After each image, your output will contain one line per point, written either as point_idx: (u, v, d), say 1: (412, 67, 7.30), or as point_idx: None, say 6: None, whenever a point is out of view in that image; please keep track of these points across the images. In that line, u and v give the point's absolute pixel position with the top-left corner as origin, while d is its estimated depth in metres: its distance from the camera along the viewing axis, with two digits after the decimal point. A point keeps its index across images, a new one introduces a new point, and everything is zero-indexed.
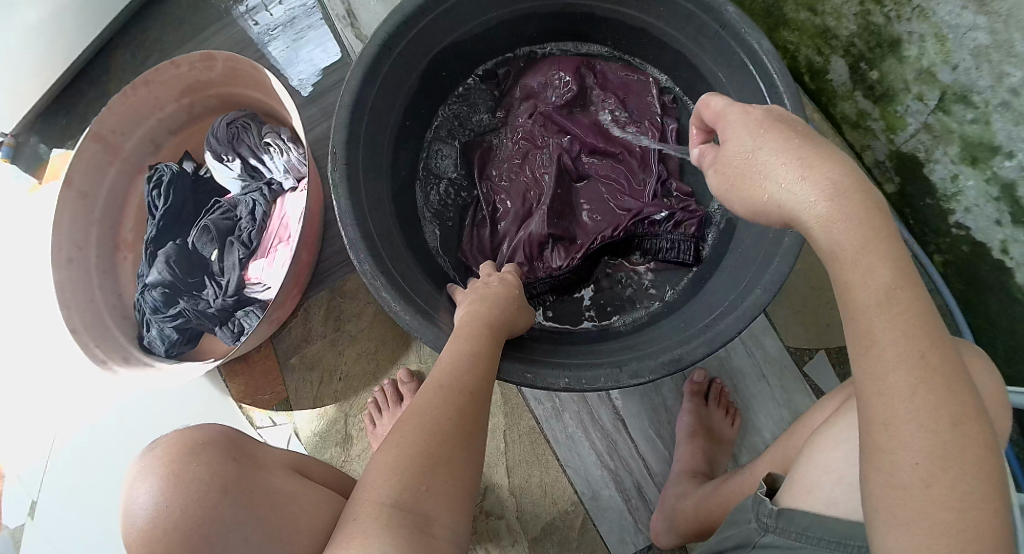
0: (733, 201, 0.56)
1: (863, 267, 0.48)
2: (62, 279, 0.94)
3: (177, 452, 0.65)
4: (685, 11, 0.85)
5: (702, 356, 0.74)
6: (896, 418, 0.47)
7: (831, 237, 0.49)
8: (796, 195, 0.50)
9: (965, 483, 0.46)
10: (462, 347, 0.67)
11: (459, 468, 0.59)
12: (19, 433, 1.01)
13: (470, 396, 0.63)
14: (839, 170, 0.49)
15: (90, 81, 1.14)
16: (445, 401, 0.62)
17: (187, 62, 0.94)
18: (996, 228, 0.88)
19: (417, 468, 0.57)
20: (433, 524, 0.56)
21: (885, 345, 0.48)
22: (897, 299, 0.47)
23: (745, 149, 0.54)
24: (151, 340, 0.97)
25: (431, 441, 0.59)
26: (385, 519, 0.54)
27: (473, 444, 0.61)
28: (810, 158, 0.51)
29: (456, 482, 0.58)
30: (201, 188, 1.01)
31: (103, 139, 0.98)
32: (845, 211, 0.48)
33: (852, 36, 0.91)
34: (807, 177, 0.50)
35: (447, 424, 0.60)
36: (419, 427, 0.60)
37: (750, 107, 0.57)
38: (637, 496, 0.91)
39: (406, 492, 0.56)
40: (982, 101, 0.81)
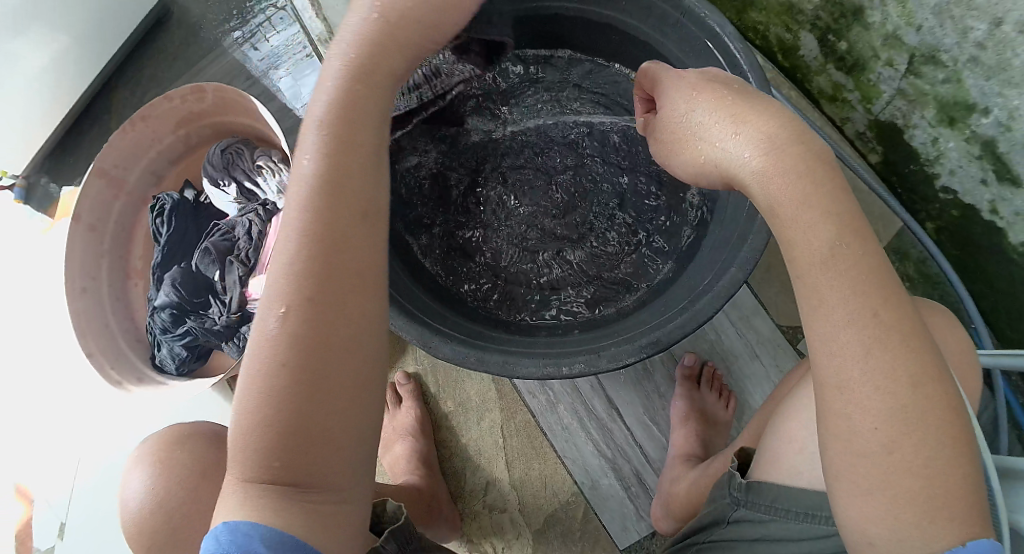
0: (678, 163, 0.58)
1: (806, 224, 0.48)
2: (77, 309, 1.01)
3: (166, 444, 0.72)
4: (647, 3, 0.87)
5: (680, 337, 0.74)
6: (850, 378, 0.47)
7: (771, 197, 0.50)
8: (731, 151, 0.51)
9: (929, 450, 0.46)
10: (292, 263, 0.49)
11: (331, 416, 0.48)
12: (49, 458, 1.08)
13: (326, 319, 0.48)
14: (774, 124, 0.50)
15: (95, 121, 1.21)
16: (288, 333, 0.47)
17: (179, 95, 1.01)
18: (983, 188, 0.86)
19: (274, 431, 0.47)
20: (314, 493, 0.48)
21: (825, 297, 0.48)
22: (838, 258, 0.48)
23: (679, 114, 0.57)
24: (162, 359, 1.02)
25: (284, 391, 0.47)
26: (265, 494, 0.47)
27: (344, 380, 0.49)
28: (743, 114, 0.52)
29: (334, 431, 0.48)
30: (202, 213, 1.07)
31: (106, 173, 1.04)
32: (780, 163, 0.49)
33: (816, 10, 0.91)
34: (741, 133, 0.51)
35: (298, 365, 0.47)
36: (282, 386, 0.47)
37: (687, 73, 0.60)
38: (637, 483, 0.92)
39: (280, 466, 0.47)
40: (951, 60, 0.80)
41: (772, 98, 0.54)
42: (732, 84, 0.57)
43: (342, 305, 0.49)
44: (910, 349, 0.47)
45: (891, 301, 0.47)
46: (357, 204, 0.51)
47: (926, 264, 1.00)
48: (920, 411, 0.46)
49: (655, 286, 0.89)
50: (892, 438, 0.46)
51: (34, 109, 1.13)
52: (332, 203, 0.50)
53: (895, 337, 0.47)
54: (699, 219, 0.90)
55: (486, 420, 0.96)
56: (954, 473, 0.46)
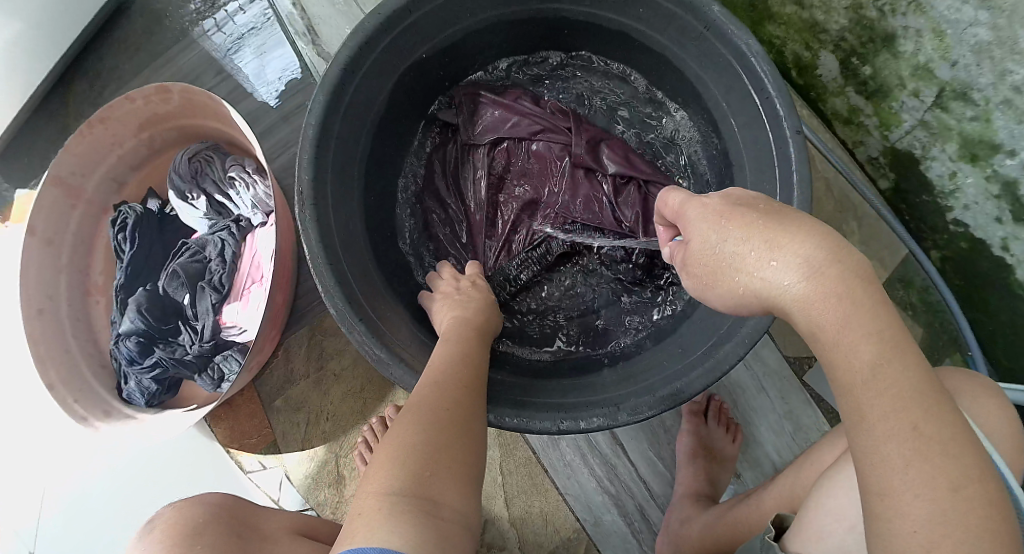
0: (714, 294, 0.54)
1: (848, 343, 0.45)
2: (33, 333, 0.90)
3: (178, 535, 0.65)
4: (667, 11, 0.80)
5: (702, 388, 0.70)
6: (892, 487, 0.44)
7: (811, 320, 0.47)
8: (771, 280, 0.48)
9: (971, 545, 0.42)
10: (453, 347, 0.67)
11: (464, 445, 0.57)
12: (9, 487, 0.98)
13: (467, 376, 0.63)
14: (809, 244, 0.47)
15: (47, 114, 1.08)
16: (438, 381, 0.61)
17: (141, 96, 0.89)
18: (997, 225, 0.84)
19: (422, 451, 0.55)
20: (442, 510, 0.52)
21: (866, 416, 0.45)
22: (884, 374, 0.44)
23: (709, 245, 0.53)
24: (130, 393, 0.93)
25: (433, 419, 0.57)
26: (389, 508, 0.51)
27: (473, 423, 0.59)
28: (777, 239, 0.48)
29: (465, 463, 0.56)
30: (168, 225, 0.97)
31: (63, 182, 0.93)
32: (825, 291, 0.45)
33: (842, 31, 0.86)
34: (779, 260, 0.47)
35: (444, 404, 0.59)
36: (421, 416, 0.58)
37: (707, 195, 0.56)
38: (640, 519, 0.90)
39: (410, 481, 0.53)
40: (982, 99, 0.76)
41: (796, 212, 0.50)
42: (756, 199, 0.53)
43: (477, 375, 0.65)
44: (973, 462, 0.44)
45: (929, 410, 0.44)
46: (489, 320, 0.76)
47: (928, 292, 0.98)
48: (957, 508, 0.43)
49: (664, 320, 0.87)
50: (936, 537, 0.42)
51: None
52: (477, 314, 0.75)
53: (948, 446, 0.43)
54: None
55: None
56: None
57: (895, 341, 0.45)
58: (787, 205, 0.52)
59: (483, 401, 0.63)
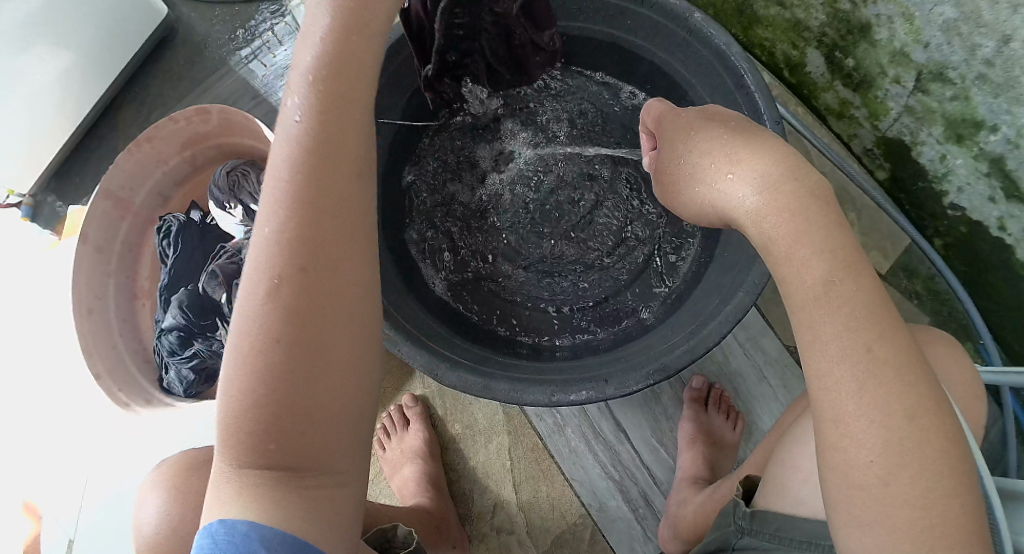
0: (681, 203, 0.62)
1: (799, 261, 0.50)
2: (83, 330, 1.00)
3: (178, 472, 0.77)
4: (654, 22, 0.86)
5: (688, 362, 0.74)
6: (847, 416, 0.48)
7: (761, 231, 0.52)
8: (731, 194, 0.54)
9: (928, 479, 0.47)
10: (301, 229, 0.49)
11: (320, 388, 0.49)
12: (56, 479, 1.08)
13: (303, 290, 0.48)
14: (770, 162, 0.52)
15: (100, 139, 1.22)
16: (271, 307, 0.48)
17: (184, 116, 1.02)
18: (991, 204, 0.86)
19: (262, 417, 0.48)
20: (306, 472, 0.49)
21: (817, 332, 0.49)
22: (837, 291, 0.49)
23: (677, 153, 0.62)
24: (171, 382, 1.03)
25: (269, 373, 0.48)
26: (251, 474, 0.48)
27: (337, 351, 0.50)
28: (741, 155, 0.54)
29: (323, 410, 0.49)
30: (209, 235, 1.06)
31: (113, 196, 1.04)
32: (777, 206, 0.51)
33: (823, 26, 0.90)
34: (738, 172, 0.53)
35: (282, 344, 0.48)
36: (263, 362, 0.48)
37: (682, 111, 0.66)
38: (645, 504, 0.92)
39: (263, 442, 0.48)
40: (959, 77, 0.80)
41: (769, 138, 0.56)
42: (729, 120, 0.61)
43: (320, 265, 0.49)
44: (905, 392, 0.47)
45: (885, 336, 0.48)
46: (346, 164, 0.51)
47: (934, 281, 0.98)
48: (912, 436, 0.47)
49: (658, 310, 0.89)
50: (890, 467, 0.47)
51: (41, 118, 1.11)
52: (325, 159, 0.50)
53: (885, 372, 0.48)
54: (701, 244, 0.90)
55: (493, 443, 0.96)
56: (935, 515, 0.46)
57: (848, 262, 0.49)
58: (766, 130, 0.58)
59: (344, 307, 0.50)
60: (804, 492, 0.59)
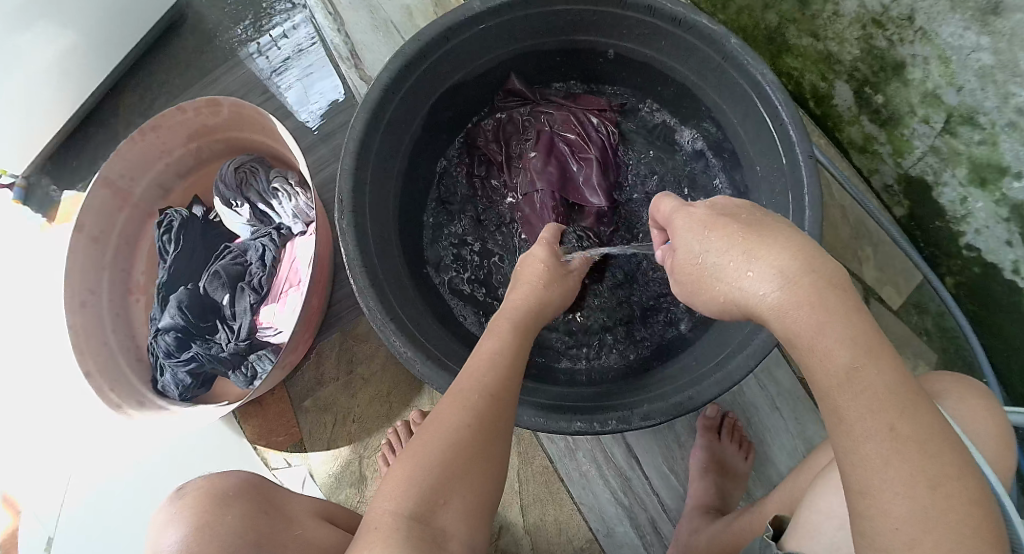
0: (700, 301, 0.59)
1: (823, 353, 0.48)
2: (75, 323, 0.96)
3: (209, 502, 0.73)
4: (687, 43, 0.83)
5: (712, 397, 0.72)
6: (871, 489, 0.45)
7: (784, 326, 0.50)
8: (753, 289, 0.51)
9: (950, 543, 0.43)
10: (493, 349, 0.64)
11: (479, 472, 0.57)
12: (39, 473, 1.04)
13: (502, 394, 0.61)
14: (785, 255, 0.50)
15: (101, 125, 1.19)
16: (468, 402, 0.60)
17: (194, 108, 0.96)
18: (1007, 248, 0.87)
19: (436, 479, 0.56)
20: (448, 538, 0.54)
21: (845, 418, 0.47)
22: (859, 378, 0.46)
23: (692, 252, 0.57)
24: (166, 385, 0.99)
25: (455, 445, 0.58)
26: (401, 531, 0.53)
27: (497, 444, 0.59)
28: (756, 247, 0.52)
29: (481, 490, 0.58)
30: (210, 231, 1.03)
31: (112, 184, 1.00)
32: (798, 300, 0.49)
33: (856, 60, 0.91)
34: (756, 269, 0.51)
35: (472, 426, 0.59)
36: (443, 436, 0.58)
37: (694, 206, 0.60)
38: (652, 531, 0.91)
39: (423, 505, 0.55)
40: (989, 122, 0.81)
41: (779, 226, 0.54)
42: (744, 212, 0.57)
43: (516, 385, 0.63)
44: (960, 453, 0.46)
45: (908, 409, 0.46)
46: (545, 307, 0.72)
47: (943, 317, 0.99)
48: (940, 503, 0.44)
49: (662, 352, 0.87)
50: (921, 530, 0.43)
51: (43, 96, 1.08)
52: (526, 319, 0.69)
53: (944, 429, 0.46)
54: None
55: None
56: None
57: (870, 346, 0.47)
58: (772, 218, 0.56)
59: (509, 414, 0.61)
60: (836, 535, 0.58)
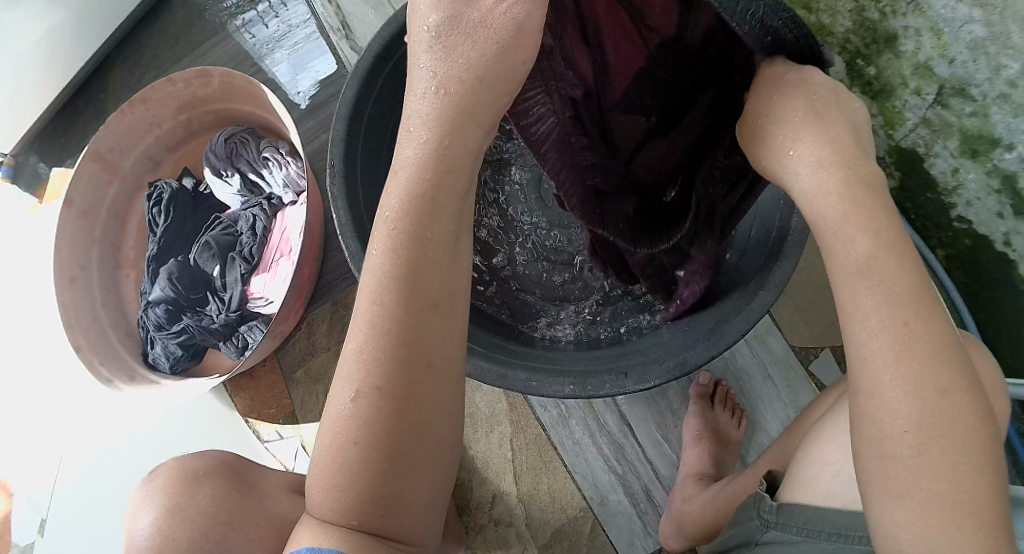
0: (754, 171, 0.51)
1: (848, 233, 0.44)
2: (65, 298, 0.96)
3: (180, 482, 0.73)
4: None
5: (708, 359, 0.72)
6: (881, 385, 0.44)
7: (813, 214, 0.46)
8: (789, 168, 0.46)
9: (956, 455, 0.43)
10: (379, 319, 0.46)
11: (402, 482, 0.46)
12: (28, 454, 1.03)
13: (403, 387, 0.46)
14: (828, 134, 0.45)
15: (89, 100, 1.18)
16: (363, 399, 0.46)
17: (183, 78, 0.95)
18: (999, 220, 0.88)
19: (352, 501, 0.46)
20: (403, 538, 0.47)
21: (862, 306, 0.44)
22: (878, 268, 0.44)
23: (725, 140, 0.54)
24: (156, 358, 0.98)
25: (362, 465, 0.46)
26: None
27: (417, 438, 0.46)
28: (804, 124, 0.45)
29: (417, 494, 0.47)
30: (202, 204, 1.02)
31: (101, 157, 0.99)
32: (828, 187, 0.44)
33: (847, 32, 0.92)
34: (799, 148, 0.45)
35: (375, 439, 0.46)
36: (348, 452, 0.46)
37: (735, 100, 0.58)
38: (646, 500, 0.91)
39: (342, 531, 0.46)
40: (980, 94, 0.82)
41: None
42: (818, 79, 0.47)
43: (421, 361, 0.46)
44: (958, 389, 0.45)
45: (925, 311, 0.44)
46: (460, 183, 0.46)
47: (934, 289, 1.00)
48: (948, 412, 0.43)
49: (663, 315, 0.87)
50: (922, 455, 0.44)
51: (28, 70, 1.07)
52: (417, 227, 0.46)
53: None
54: None
55: (495, 432, 0.94)
56: (997, 517, 0.44)
57: (893, 241, 0.44)
58: None
59: (420, 396, 0.46)
60: (832, 484, 0.59)
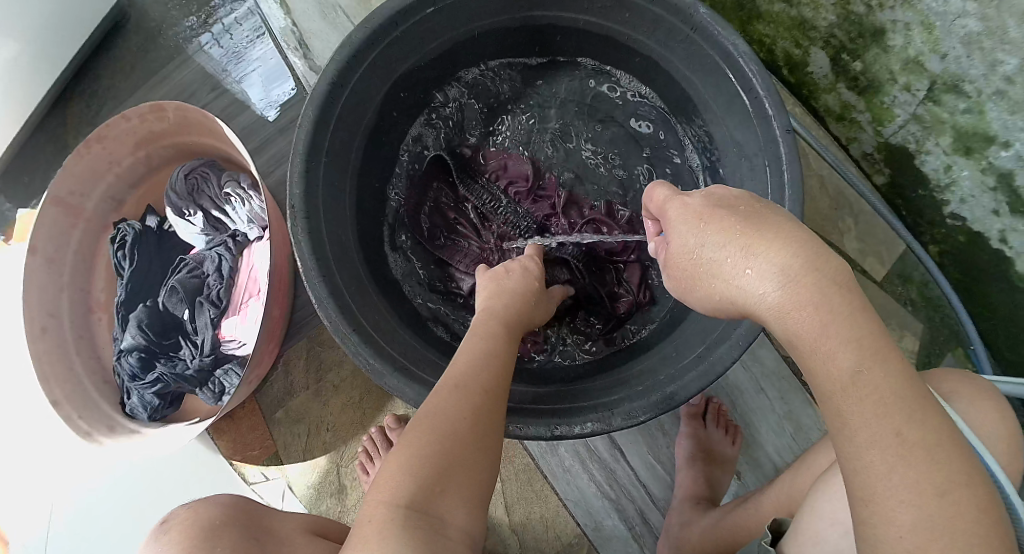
0: (695, 295, 0.55)
1: (825, 352, 0.44)
2: (38, 352, 0.93)
3: (194, 537, 0.63)
4: (654, 15, 0.78)
5: (696, 391, 0.69)
6: (877, 492, 0.42)
7: (786, 329, 0.47)
8: (745, 287, 0.48)
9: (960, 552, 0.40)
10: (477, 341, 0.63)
11: (480, 458, 0.55)
12: (20, 504, 1.01)
13: (487, 384, 0.59)
14: (787, 251, 0.47)
15: (46, 134, 1.14)
16: (465, 389, 0.58)
17: (137, 115, 0.91)
18: (994, 218, 0.84)
19: (434, 466, 0.53)
20: (448, 524, 0.51)
21: (850, 409, 0.43)
22: (867, 379, 0.43)
23: (687, 247, 0.53)
24: (133, 408, 0.95)
25: (442, 444, 0.54)
26: (398, 522, 0.50)
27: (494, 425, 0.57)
28: (753, 241, 0.48)
29: (472, 478, 0.54)
30: (167, 243, 0.98)
31: (61, 202, 0.96)
32: (798, 302, 0.45)
33: (832, 27, 0.87)
34: (755, 268, 0.48)
35: (457, 423, 0.55)
36: (434, 427, 0.55)
37: (690, 195, 0.56)
38: (641, 522, 0.90)
39: (421, 494, 0.52)
40: (975, 90, 0.77)
41: (778, 215, 0.50)
42: (738, 202, 0.53)
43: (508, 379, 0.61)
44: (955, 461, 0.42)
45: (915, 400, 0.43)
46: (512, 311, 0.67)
47: (928, 287, 0.96)
48: (950, 507, 0.41)
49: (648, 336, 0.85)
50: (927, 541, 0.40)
51: None
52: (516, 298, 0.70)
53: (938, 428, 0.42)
54: None
55: None
56: None
57: (876, 347, 0.44)
58: (776, 208, 0.51)
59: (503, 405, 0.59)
60: (837, 543, 0.55)
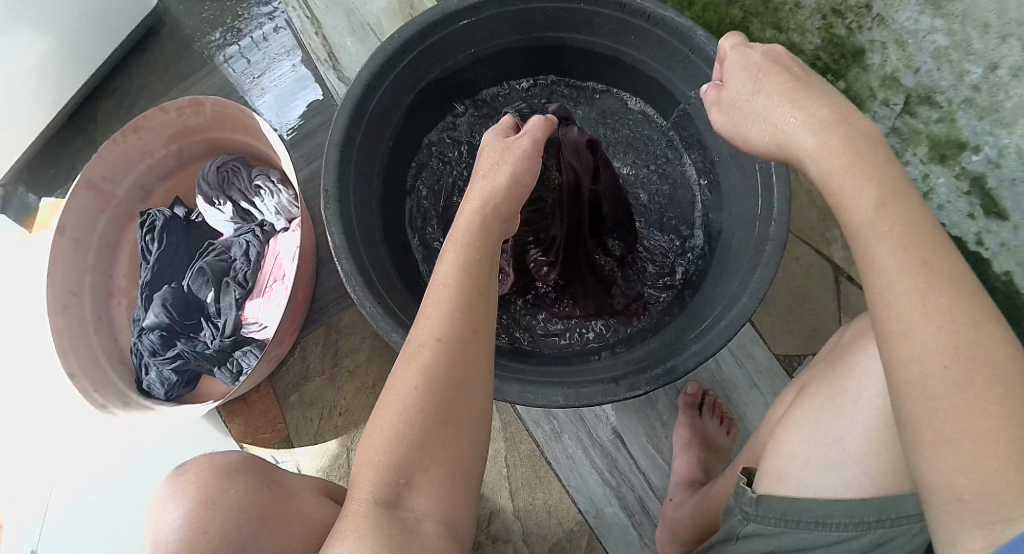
0: (739, 134, 0.59)
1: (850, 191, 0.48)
2: (58, 326, 0.96)
3: (210, 476, 0.66)
4: (658, 37, 0.86)
5: (696, 364, 0.73)
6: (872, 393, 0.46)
7: (824, 167, 0.50)
8: (791, 128, 0.53)
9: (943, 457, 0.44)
10: (437, 301, 0.58)
11: (451, 442, 0.53)
12: (22, 484, 1.02)
13: (453, 354, 0.55)
14: (828, 106, 0.52)
15: (77, 130, 1.21)
16: (429, 363, 0.54)
17: (176, 108, 0.98)
18: (970, 222, 0.89)
19: (406, 456, 0.51)
20: (420, 522, 0.50)
21: None
22: (888, 214, 0.46)
23: (744, 92, 0.59)
24: (151, 384, 0.97)
25: (413, 431, 0.52)
26: (371, 521, 0.49)
27: (465, 401, 0.54)
28: (802, 97, 0.54)
29: (448, 463, 0.52)
30: (194, 231, 1.03)
31: (94, 186, 1.01)
32: (834, 142, 0.50)
33: (817, 50, 0.95)
34: (802, 111, 0.53)
35: (424, 406, 0.53)
36: (402, 413, 0.53)
37: (750, 52, 0.61)
38: (640, 510, 0.92)
39: (391, 488, 0.51)
40: (947, 100, 0.87)
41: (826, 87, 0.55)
42: (792, 65, 0.59)
43: (474, 343, 0.56)
44: None
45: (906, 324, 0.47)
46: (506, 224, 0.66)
47: None
48: None
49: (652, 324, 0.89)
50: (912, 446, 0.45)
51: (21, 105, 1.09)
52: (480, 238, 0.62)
53: None
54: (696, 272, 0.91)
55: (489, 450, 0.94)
56: None
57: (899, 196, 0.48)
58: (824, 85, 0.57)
59: (472, 373, 0.55)
60: None
